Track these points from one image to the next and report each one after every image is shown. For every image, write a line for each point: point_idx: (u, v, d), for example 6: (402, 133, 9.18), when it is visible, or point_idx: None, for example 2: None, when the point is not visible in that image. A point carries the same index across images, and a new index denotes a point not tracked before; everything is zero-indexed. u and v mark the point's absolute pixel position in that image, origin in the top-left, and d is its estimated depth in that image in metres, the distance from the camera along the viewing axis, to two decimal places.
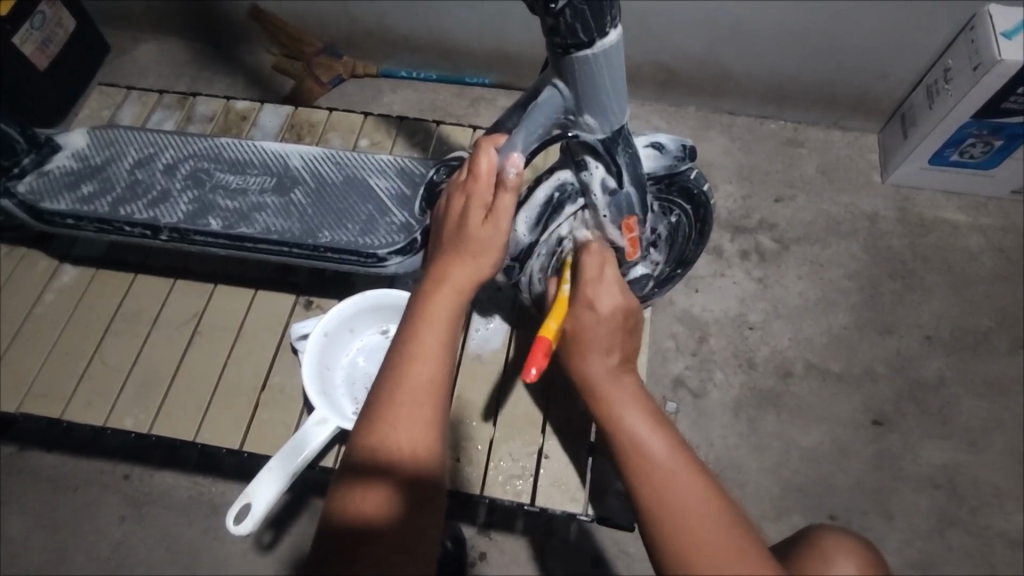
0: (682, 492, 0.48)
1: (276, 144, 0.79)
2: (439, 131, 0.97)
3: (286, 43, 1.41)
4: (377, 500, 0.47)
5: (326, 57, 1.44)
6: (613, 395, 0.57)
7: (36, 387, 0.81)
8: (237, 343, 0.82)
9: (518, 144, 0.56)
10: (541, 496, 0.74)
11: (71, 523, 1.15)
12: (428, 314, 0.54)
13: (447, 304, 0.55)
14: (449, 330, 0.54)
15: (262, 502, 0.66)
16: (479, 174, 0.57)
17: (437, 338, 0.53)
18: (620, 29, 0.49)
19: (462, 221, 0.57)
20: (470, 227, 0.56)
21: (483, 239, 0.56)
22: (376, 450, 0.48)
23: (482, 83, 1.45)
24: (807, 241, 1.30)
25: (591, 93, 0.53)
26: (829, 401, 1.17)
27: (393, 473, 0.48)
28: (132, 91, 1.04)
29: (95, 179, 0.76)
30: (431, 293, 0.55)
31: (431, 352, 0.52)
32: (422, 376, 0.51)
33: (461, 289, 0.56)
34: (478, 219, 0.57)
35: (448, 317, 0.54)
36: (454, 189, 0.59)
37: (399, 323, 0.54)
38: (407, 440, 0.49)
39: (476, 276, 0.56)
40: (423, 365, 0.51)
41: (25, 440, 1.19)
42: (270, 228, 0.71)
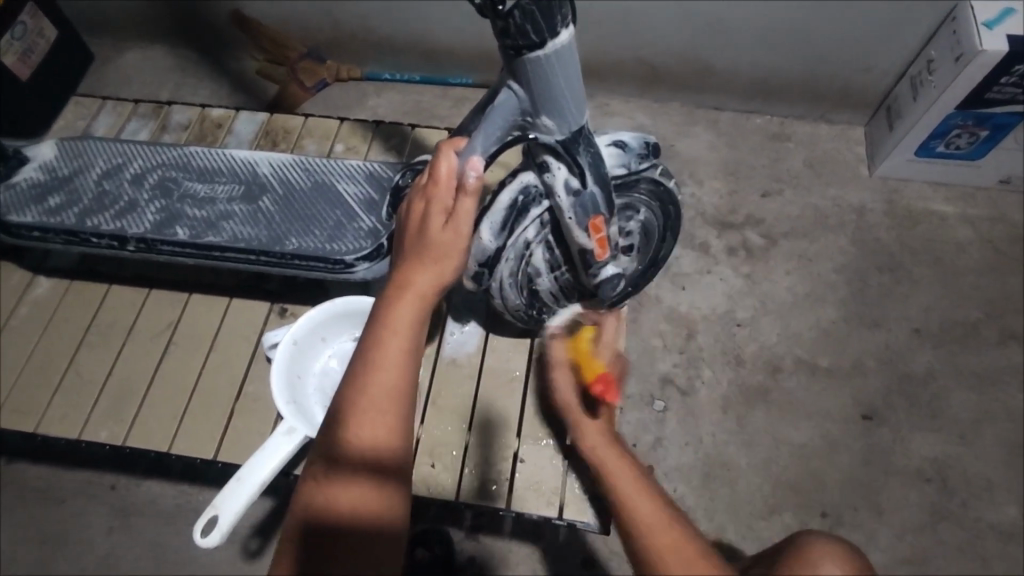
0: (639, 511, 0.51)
1: (245, 152, 0.78)
2: (415, 134, 0.97)
3: (270, 48, 1.40)
4: (346, 505, 0.46)
5: (311, 61, 1.43)
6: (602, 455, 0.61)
7: (11, 399, 0.80)
8: (212, 352, 0.82)
9: (478, 148, 0.56)
10: (517, 501, 0.74)
11: (58, 534, 1.15)
12: (391, 317, 0.53)
13: (411, 306, 0.54)
14: (414, 333, 0.53)
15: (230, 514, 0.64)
16: (439, 178, 0.56)
17: (401, 343, 0.52)
18: (572, 29, 0.48)
19: (423, 225, 0.56)
20: (432, 231, 0.56)
21: (445, 243, 0.56)
22: (340, 458, 0.48)
23: (465, 82, 1.44)
24: (794, 236, 1.29)
25: (547, 95, 0.52)
26: (819, 396, 1.17)
27: (360, 479, 0.47)
28: (108, 100, 1.03)
29: (62, 192, 0.75)
30: (394, 297, 0.54)
31: (395, 357, 0.51)
32: (385, 382, 0.50)
33: (424, 294, 0.55)
34: (441, 222, 0.56)
35: (412, 322, 0.53)
36: (416, 193, 0.59)
37: (363, 329, 0.53)
38: (371, 446, 0.48)
39: (441, 279, 0.55)
40: (388, 367, 0.51)
41: (12, 452, 1.19)
42: (237, 236, 0.70)
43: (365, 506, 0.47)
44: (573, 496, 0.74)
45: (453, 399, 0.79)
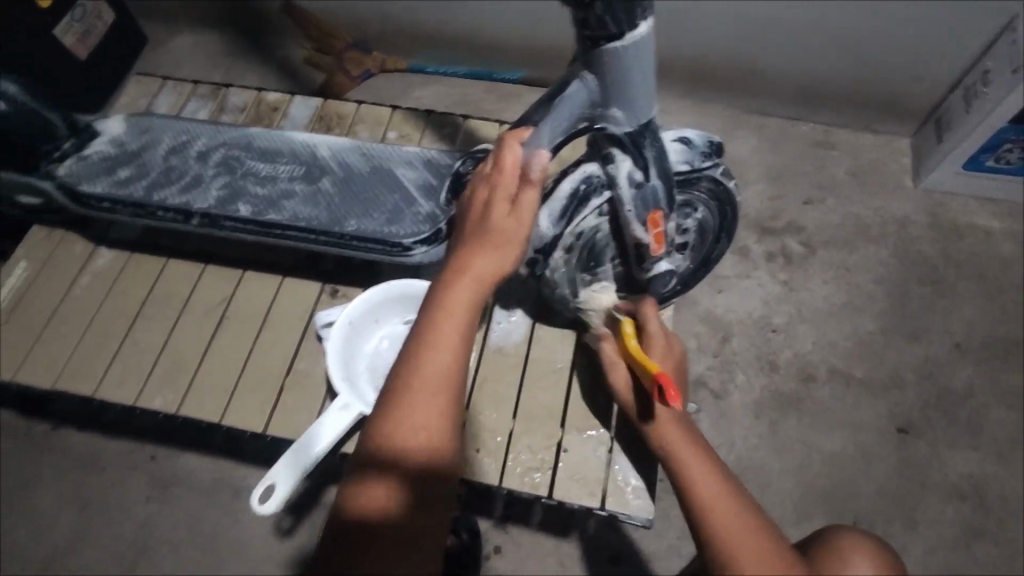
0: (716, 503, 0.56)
1: (306, 134, 0.80)
2: (466, 125, 0.99)
3: (319, 36, 1.39)
4: (393, 498, 0.48)
5: (356, 52, 1.42)
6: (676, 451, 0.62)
7: (71, 364, 0.83)
8: (264, 329, 0.84)
9: (544, 139, 0.57)
10: (559, 490, 0.74)
11: (100, 499, 1.20)
12: (448, 302, 0.54)
13: (469, 292, 0.54)
14: (468, 319, 0.53)
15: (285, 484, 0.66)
16: (504, 166, 0.57)
17: (456, 328, 0.53)
18: (651, 22, 0.48)
19: (485, 212, 0.57)
20: (494, 218, 0.56)
21: (506, 232, 0.56)
22: (389, 439, 0.49)
23: (515, 75, 1.42)
24: (835, 244, 1.28)
25: (620, 86, 0.53)
26: (854, 407, 1.16)
27: (408, 474, 0.49)
28: (168, 81, 1.06)
29: (131, 164, 0.78)
30: (451, 282, 0.55)
31: (450, 340, 0.52)
32: (438, 365, 0.51)
33: (482, 280, 0.55)
34: (503, 210, 0.56)
35: (468, 307, 0.54)
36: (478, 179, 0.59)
37: (420, 310, 0.54)
38: (422, 432, 0.49)
39: (500, 268, 0.56)
40: (441, 352, 0.51)
41: (61, 419, 1.24)
42: (298, 215, 0.72)
43: (409, 503, 0.48)
44: (615, 487, 0.74)
45: (497, 385, 0.80)
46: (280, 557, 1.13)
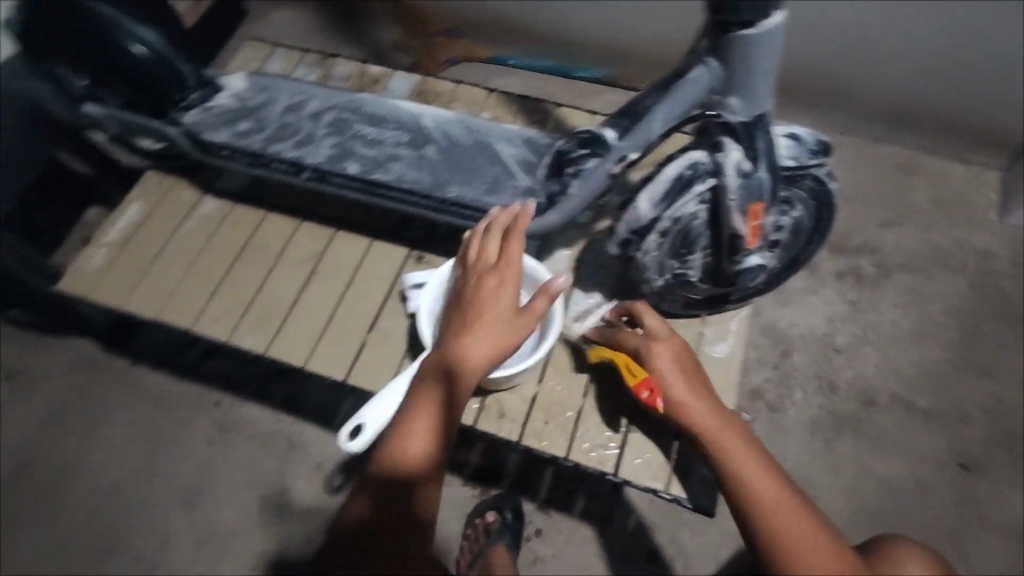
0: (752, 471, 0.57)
1: (413, 103, 0.84)
2: (557, 113, 1.01)
3: (416, 24, 1.52)
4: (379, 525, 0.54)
5: (448, 39, 1.50)
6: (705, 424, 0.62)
7: (174, 298, 0.90)
8: (351, 285, 0.89)
9: (642, 203, 0.66)
10: (624, 470, 0.76)
11: (168, 435, 1.26)
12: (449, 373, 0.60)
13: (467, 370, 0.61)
14: (460, 393, 0.60)
15: (372, 426, 0.69)
16: (514, 255, 0.65)
17: (460, 388, 0.60)
18: (784, 13, 0.50)
19: (495, 292, 0.64)
20: (503, 296, 0.64)
21: (512, 310, 0.63)
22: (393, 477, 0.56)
23: (597, 72, 1.43)
24: (909, 270, 1.25)
25: (743, 74, 0.54)
26: (914, 436, 1.13)
27: (394, 502, 0.55)
28: (278, 48, 1.12)
29: (250, 119, 0.83)
30: (460, 346, 0.62)
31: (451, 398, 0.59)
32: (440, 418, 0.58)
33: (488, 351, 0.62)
34: (508, 302, 0.64)
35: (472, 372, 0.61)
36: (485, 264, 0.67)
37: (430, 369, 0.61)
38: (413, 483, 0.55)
39: (498, 350, 0.62)
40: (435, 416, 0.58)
41: (141, 356, 1.33)
42: (403, 177, 0.76)
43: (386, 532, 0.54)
44: (680, 474, 0.76)
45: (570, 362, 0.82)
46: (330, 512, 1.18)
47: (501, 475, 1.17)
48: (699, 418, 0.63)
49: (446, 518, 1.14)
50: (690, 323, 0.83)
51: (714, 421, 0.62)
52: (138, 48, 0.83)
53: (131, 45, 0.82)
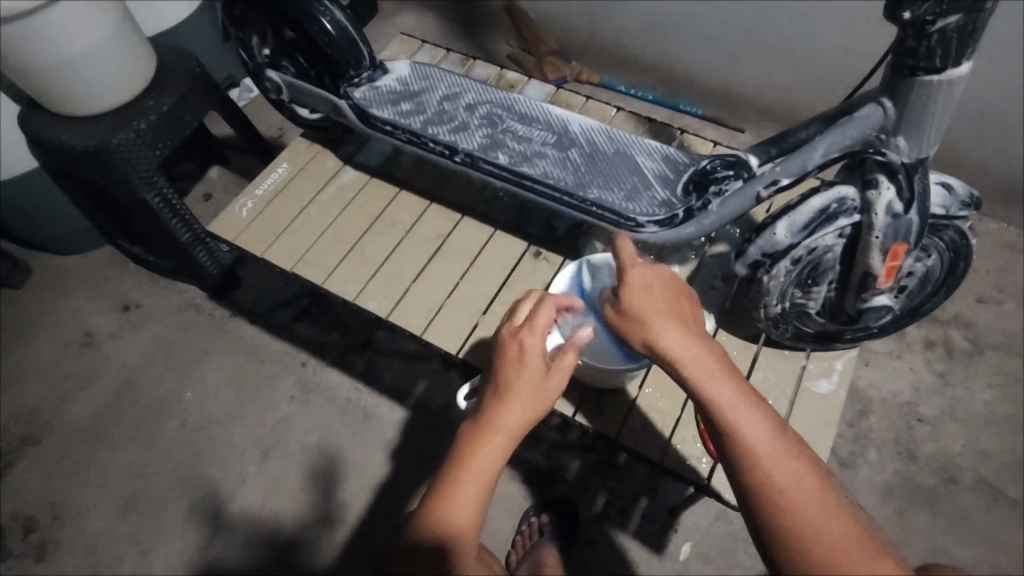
0: (772, 469, 0.51)
1: (561, 110, 0.90)
2: (682, 138, 1.04)
3: (529, 40, 1.59)
4: (451, 518, 0.60)
5: (558, 59, 1.58)
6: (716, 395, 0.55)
7: (309, 255, 0.97)
8: (471, 269, 0.94)
9: (781, 229, 0.69)
10: (715, 484, 0.79)
11: (253, 387, 1.33)
12: (484, 435, 0.63)
13: (500, 432, 0.63)
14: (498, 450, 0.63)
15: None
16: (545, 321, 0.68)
17: (500, 442, 0.63)
18: (972, 63, 0.54)
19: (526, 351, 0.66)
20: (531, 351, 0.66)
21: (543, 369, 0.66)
22: (446, 517, 0.60)
23: (694, 111, 1.49)
24: (1005, 350, 1.23)
25: (916, 117, 0.58)
26: (995, 522, 1.09)
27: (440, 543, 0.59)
28: (426, 45, 1.20)
29: (412, 101, 0.92)
30: (497, 404, 0.65)
31: (494, 452, 0.63)
32: (481, 467, 0.62)
33: (526, 404, 0.64)
34: (535, 374, 0.66)
35: (513, 428, 0.64)
36: (507, 337, 0.68)
37: (473, 427, 0.64)
38: (462, 524, 0.59)
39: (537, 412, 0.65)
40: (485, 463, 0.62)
41: (238, 309, 1.41)
42: (548, 173, 0.81)
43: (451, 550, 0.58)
44: None
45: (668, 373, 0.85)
46: (391, 484, 1.22)
47: (561, 479, 1.18)
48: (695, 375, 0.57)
49: (502, 514, 1.15)
50: (795, 357, 0.83)
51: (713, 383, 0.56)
52: (328, 24, 0.90)
53: (322, 21, 0.90)
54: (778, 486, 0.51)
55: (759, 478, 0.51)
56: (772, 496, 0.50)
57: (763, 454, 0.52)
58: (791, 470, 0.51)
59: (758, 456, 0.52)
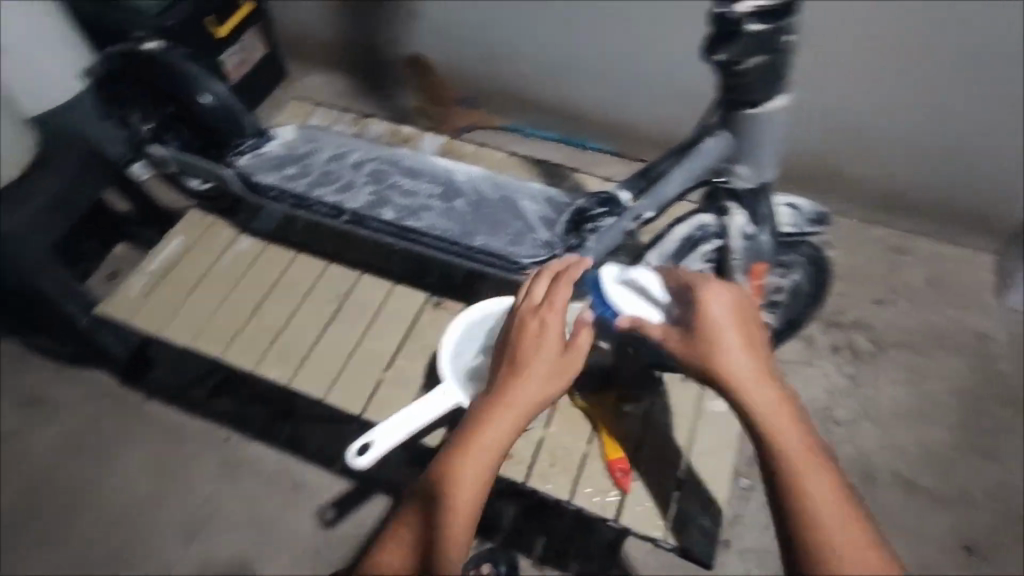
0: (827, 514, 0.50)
1: (446, 161, 0.92)
2: (574, 179, 1.07)
3: (434, 92, 1.62)
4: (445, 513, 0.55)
5: (466, 108, 1.62)
6: (781, 430, 0.54)
7: (205, 328, 0.94)
8: (372, 326, 0.93)
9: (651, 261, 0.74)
10: (625, 516, 0.79)
11: (170, 470, 1.26)
12: (486, 420, 0.61)
13: (510, 413, 0.61)
14: (505, 438, 0.60)
15: (381, 444, 0.72)
16: (554, 302, 0.67)
17: (502, 430, 0.60)
18: (785, 98, 0.59)
19: (539, 336, 0.65)
20: (547, 336, 0.65)
21: (550, 353, 0.65)
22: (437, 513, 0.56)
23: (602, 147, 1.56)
24: (907, 347, 1.29)
25: (748, 147, 0.63)
26: (916, 514, 1.14)
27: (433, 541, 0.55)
28: (320, 107, 1.21)
29: (297, 164, 0.92)
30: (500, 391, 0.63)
31: (495, 443, 0.59)
32: (483, 461, 0.58)
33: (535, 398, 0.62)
34: (551, 356, 0.65)
35: (517, 413, 0.61)
36: (522, 318, 0.67)
37: (478, 411, 0.62)
38: (457, 524, 0.55)
39: (544, 399, 0.62)
40: (485, 449, 0.59)
41: (150, 390, 1.33)
42: (434, 225, 0.83)
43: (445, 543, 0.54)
44: (678, 524, 0.79)
45: (570, 409, 0.86)
46: (325, 555, 1.18)
47: (496, 526, 1.15)
48: (758, 406, 0.55)
49: None
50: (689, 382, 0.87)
51: (774, 418, 0.54)
52: (209, 98, 0.91)
53: (201, 96, 0.90)
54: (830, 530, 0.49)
55: (814, 526, 0.49)
56: (831, 548, 0.48)
57: (817, 495, 0.50)
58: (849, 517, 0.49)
59: (813, 493, 0.51)
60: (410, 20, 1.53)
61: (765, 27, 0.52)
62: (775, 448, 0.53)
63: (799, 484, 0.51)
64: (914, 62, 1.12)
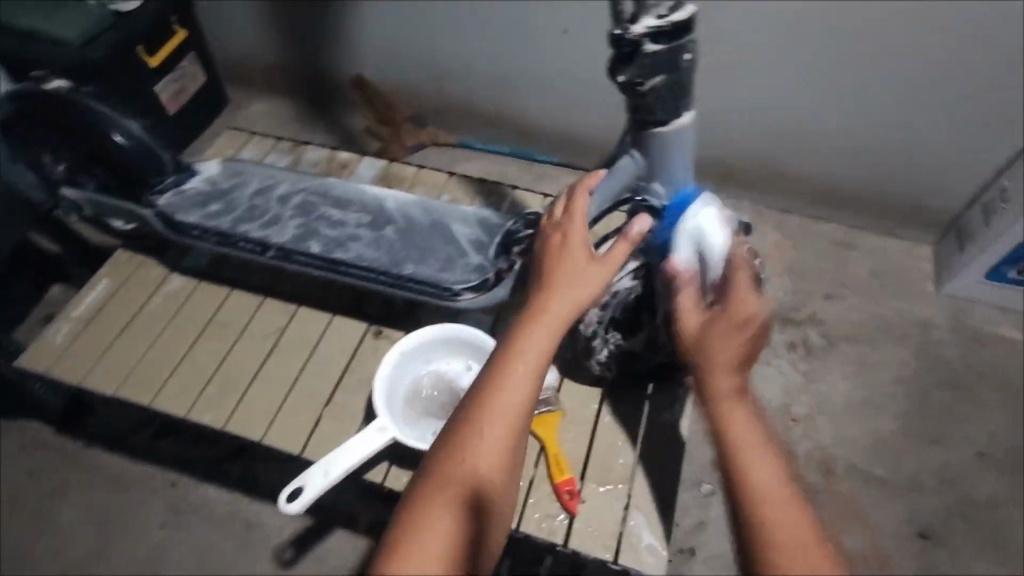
0: (773, 502, 0.46)
1: (375, 188, 0.90)
2: (514, 196, 1.06)
3: (381, 110, 1.58)
4: (481, 436, 0.55)
5: (412, 125, 1.59)
6: (740, 412, 0.51)
7: (134, 375, 0.91)
8: (309, 361, 0.91)
9: None
10: (574, 539, 0.77)
11: (115, 521, 1.21)
12: (511, 369, 0.58)
13: (542, 336, 0.60)
14: (539, 361, 0.59)
15: (315, 486, 0.71)
16: (576, 213, 0.67)
17: (535, 355, 0.59)
18: (690, 114, 0.62)
19: (566, 252, 0.65)
20: (571, 249, 0.66)
21: (581, 268, 0.64)
22: (469, 439, 0.55)
23: (548, 159, 1.56)
24: (856, 340, 1.30)
25: (661, 165, 0.67)
26: (872, 506, 1.14)
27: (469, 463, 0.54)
28: (253, 136, 1.17)
29: (220, 200, 0.89)
30: (531, 318, 0.61)
31: (527, 369, 0.58)
32: (513, 391, 0.57)
33: (563, 319, 0.61)
34: (580, 268, 0.64)
35: (548, 340, 0.60)
36: (550, 239, 0.67)
37: (507, 338, 0.61)
38: (493, 451, 0.54)
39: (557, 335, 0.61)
40: (507, 400, 0.56)
41: (91, 438, 1.28)
42: (362, 256, 0.81)
43: (479, 470, 0.54)
44: (630, 543, 0.77)
45: None
46: None
47: None
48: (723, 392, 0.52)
49: None
50: (636, 393, 0.86)
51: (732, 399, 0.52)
52: (121, 138, 0.89)
53: (114, 135, 0.88)
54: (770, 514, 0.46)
55: (756, 509, 0.46)
56: (768, 533, 0.45)
57: (765, 483, 0.47)
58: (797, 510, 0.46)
59: (762, 475, 0.47)
60: (349, 40, 1.51)
61: (660, 47, 0.53)
62: (732, 431, 0.50)
63: (752, 463, 0.48)
64: (843, 60, 1.14)
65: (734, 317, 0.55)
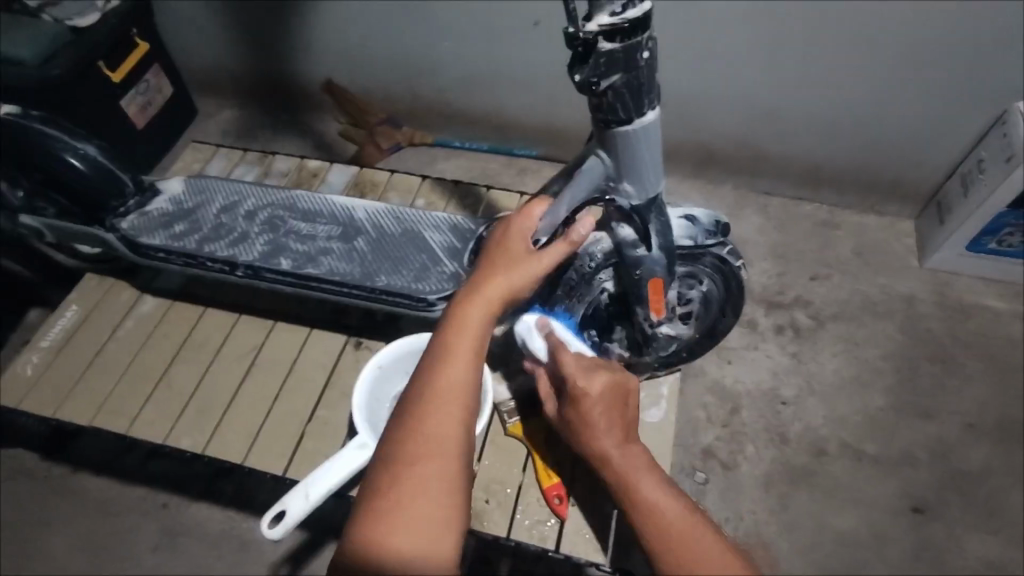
0: (674, 518, 0.54)
1: (344, 198, 0.88)
2: (490, 196, 1.04)
3: (355, 113, 1.54)
4: (422, 421, 0.53)
5: (388, 126, 1.56)
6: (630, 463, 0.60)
7: (108, 403, 0.88)
8: (289, 378, 0.89)
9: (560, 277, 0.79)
10: (566, 544, 0.76)
11: (103, 547, 1.18)
12: (453, 353, 0.58)
13: (476, 323, 0.60)
14: (477, 345, 0.59)
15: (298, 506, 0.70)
16: (527, 212, 0.69)
17: (470, 341, 0.59)
18: (655, 110, 0.60)
19: (507, 246, 0.67)
20: (513, 244, 0.67)
21: (520, 259, 0.66)
22: (413, 427, 0.53)
23: (529, 154, 1.55)
24: (843, 318, 1.30)
25: (629, 163, 0.64)
26: (867, 483, 1.14)
27: (416, 447, 0.52)
28: (221, 149, 1.15)
29: (185, 221, 0.88)
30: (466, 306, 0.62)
31: (464, 355, 0.58)
32: (455, 374, 0.56)
33: (495, 302, 0.62)
34: (517, 260, 0.66)
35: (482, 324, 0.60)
36: (494, 236, 0.69)
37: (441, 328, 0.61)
38: (437, 433, 0.53)
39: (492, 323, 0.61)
40: (463, 372, 0.57)
41: (76, 462, 1.25)
42: (333, 270, 0.80)
43: (424, 454, 0.52)
44: None
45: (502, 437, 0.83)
46: None
47: None
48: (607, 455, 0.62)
49: None
50: None
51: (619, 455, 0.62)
52: (76, 160, 0.86)
53: (69, 158, 0.85)
54: (669, 523, 0.53)
55: (657, 526, 0.53)
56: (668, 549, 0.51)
57: (661, 505, 0.55)
58: (695, 524, 0.53)
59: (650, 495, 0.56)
60: (317, 46, 1.48)
61: (617, 46, 0.54)
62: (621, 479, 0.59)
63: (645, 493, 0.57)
64: (817, 40, 1.12)
65: (589, 396, 0.67)
